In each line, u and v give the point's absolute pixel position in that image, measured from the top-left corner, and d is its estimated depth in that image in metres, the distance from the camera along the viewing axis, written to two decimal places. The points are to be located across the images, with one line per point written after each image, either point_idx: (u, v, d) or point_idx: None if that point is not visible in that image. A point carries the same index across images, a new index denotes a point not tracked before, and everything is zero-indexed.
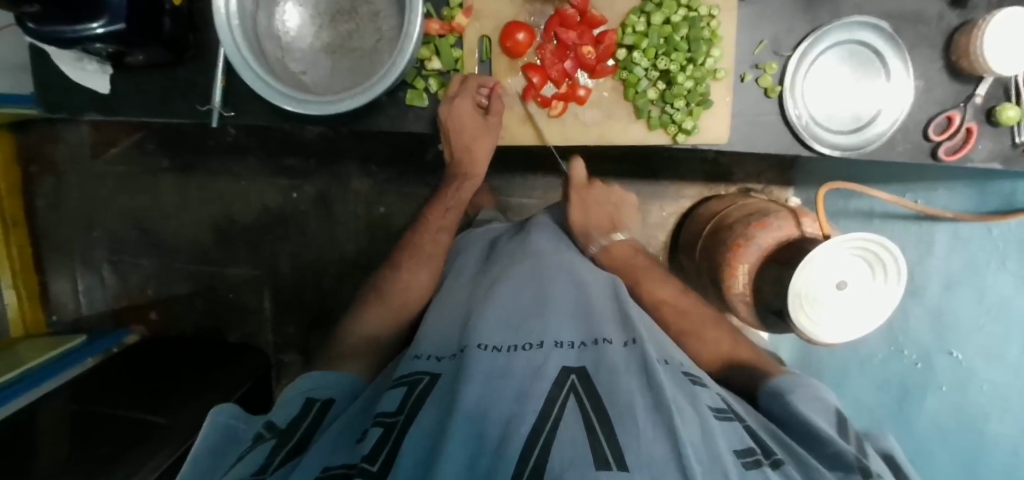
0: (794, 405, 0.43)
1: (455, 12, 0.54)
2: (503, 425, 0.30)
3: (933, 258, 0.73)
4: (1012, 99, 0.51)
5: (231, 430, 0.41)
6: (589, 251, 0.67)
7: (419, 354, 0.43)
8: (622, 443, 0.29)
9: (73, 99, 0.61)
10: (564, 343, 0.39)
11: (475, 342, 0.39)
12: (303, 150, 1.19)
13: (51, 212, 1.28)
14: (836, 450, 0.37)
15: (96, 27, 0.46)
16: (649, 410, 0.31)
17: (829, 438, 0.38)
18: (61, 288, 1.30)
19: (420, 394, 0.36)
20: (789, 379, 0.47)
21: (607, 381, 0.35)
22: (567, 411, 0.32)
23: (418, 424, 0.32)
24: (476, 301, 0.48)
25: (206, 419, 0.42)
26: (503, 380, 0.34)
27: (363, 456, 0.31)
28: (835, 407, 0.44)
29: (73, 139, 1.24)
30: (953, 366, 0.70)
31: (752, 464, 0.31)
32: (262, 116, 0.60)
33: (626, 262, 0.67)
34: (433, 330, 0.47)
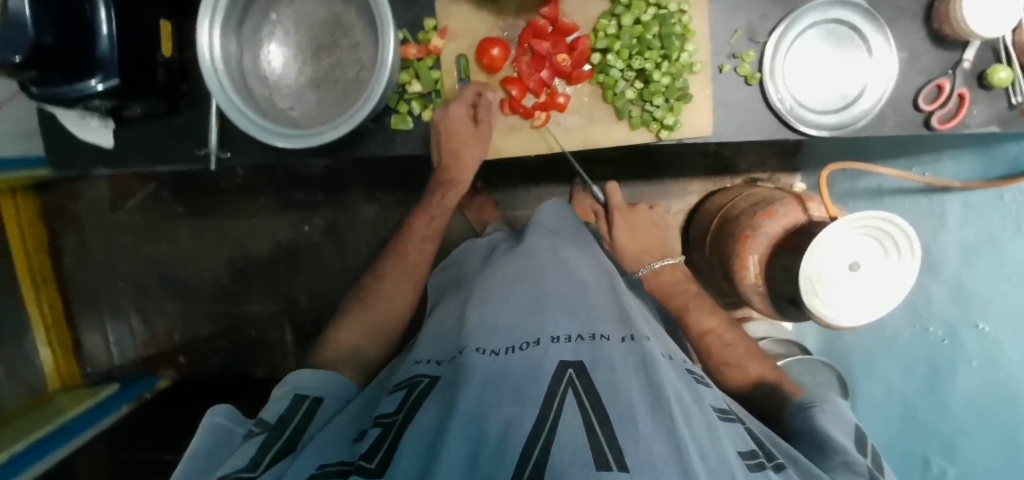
0: (815, 419, 0.43)
1: (430, 35, 0.55)
2: (502, 426, 0.30)
3: (948, 229, 0.71)
4: (1002, 60, 0.50)
5: (227, 430, 0.42)
6: (637, 274, 0.69)
7: (418, 359, 0.44)
8: (622, 442, 0.28)
9: (82, 156, 0.64)
10: (560, 338, 0.39)
11: (472, 345, 0.39)
12: (309, 183, 1.22)
13: (77, 267, 1.33)
14: (847, 459, 0.38)
15: (95, 84, 0.49)
16: (649, 409, 0.31)
17: (838, 448, 0.39)
18: (94, 340, 1.34)
19: (417, 396, 0.37)
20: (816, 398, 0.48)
21: (605, 378, 0.34)
22: (565, 408, 0.31)
23: (416, 425, 0.33)
24: (470, 303, 0.48)
25: (204, 417, 0.43)
26: (500, 381, 0.34)
27: (362, 454, 0.32)
28: (858, 425, 0.44)
29: (92, 195, 1.30)
30: (979, 339, 0.67)
31: (755, 466, 0.31)
32: (257, 153, 0.62)
33: (677, 284, 0.67)
34: (434, 339, 0.48)
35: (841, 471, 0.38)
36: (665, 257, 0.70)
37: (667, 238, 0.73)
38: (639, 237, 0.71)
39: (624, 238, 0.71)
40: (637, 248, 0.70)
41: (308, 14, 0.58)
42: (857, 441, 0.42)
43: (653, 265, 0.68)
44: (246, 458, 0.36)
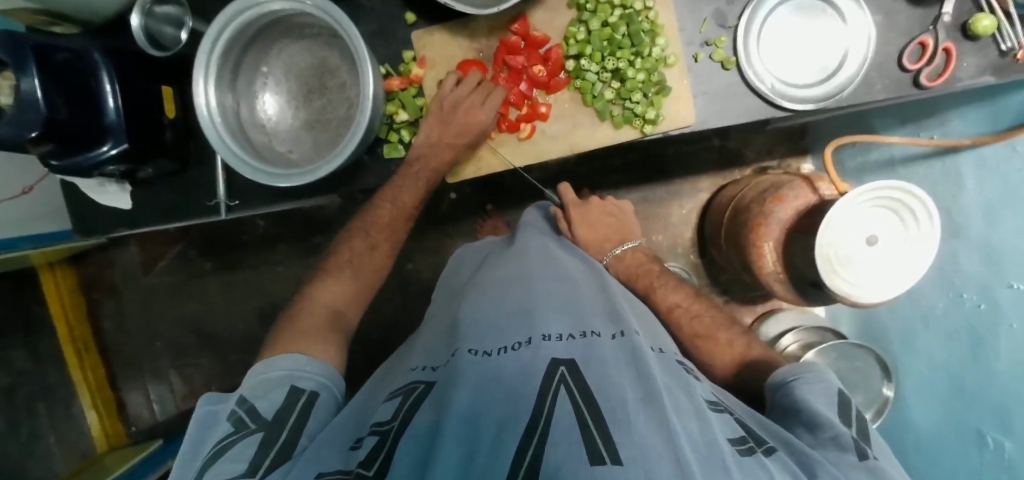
0: (798, 394, 0.40)
1: (410, 65, 0.58)
2: (496, 427, 0.30)
3: (966, 190, 0.68)
4: (983, 8, 0.49)
5: (210, 413, 0.44)
6: (604, 263, 0.66)
7: (416, 367, 0.45)
8: (615, 435, 0.27)
9: (104, 219, 0.69)
10: (552, 336, 0.38)
11: (466, 349, 0.40)
12: (326, 226, 1.27)
13: (115, 331, 1.38)
14: (835, 434, 0.36)
15: (107, 150, 0.54)
16: (641, 402, 0.31)
17: (827, 421, 0.37)
18: (136, 400, 1.37)
19: (413, 403, 0.38)
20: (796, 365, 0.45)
21: (596, 372, 0.34)
22: (558, 405, 0.31)
23: (412, 432, 0.33)
24: (462, 307, 0.48)
25: (195, 405, 0.46)
26: (494, 383, 0.34)
27: (358, 462, 0.33)
28: (839, 389, 0.42)
29: (126, 261, 1.37)
30: (1015, 297, 0.61)
31: (746, 452, 0.31)
32: (262, 200, 0.65)
33: (641, 266, 0.65)
34: (430, 347, 0.49)
35: (830, 446, 0.36)
36: (625, 241, 0.68)
37: (623, 220, 0.70)
38: (599, 227, 0.67)
39: (586, 233, 0.66)
40: (599, 239, 0.66)
41: (296, 60, 0.61)
42: (841, 408, 0.40)
43: (616, 252, 0.67)
44: (243, 462, 0.37)
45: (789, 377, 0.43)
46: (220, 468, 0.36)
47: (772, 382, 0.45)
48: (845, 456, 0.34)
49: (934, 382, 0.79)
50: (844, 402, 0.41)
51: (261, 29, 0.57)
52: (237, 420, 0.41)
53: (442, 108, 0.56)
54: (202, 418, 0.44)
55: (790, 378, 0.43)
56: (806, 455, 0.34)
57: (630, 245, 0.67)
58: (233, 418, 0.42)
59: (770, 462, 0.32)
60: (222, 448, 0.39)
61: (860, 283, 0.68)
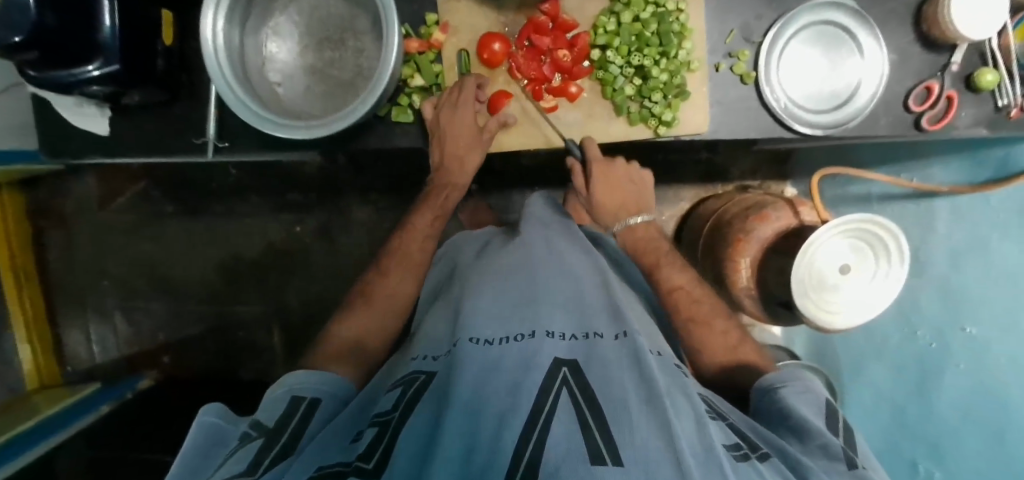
0: (788, 402, 0.43)
1: (432, 29, 0.56)
2: (497, 418, 0.31)
3: (937, 233, 0.73)
4: (988, 64, 0.52)
5: (215, 427, 0.40)
6: (613, 230, 0.68)
7: (418, 356, 0.46)
8: (617, 439, 0.28)
9: (76, 143, 0.64)
10: (555, 333, 0.40)
11: (467, 337, 0.41)
12: (303, 185, 1.22)
13: (61, 264, 1.30)
14: (825, 444, 0.38)
15: (91, 70, 0.50)
16: (643, 403, 0.32)
17: (816, 430, 0.39)
18: (74, 339, 1.31)
19: (414, 393, 0.38)
20: (783, 372, 0.48)
21: (596, 373, 0.35)
22: (559, 404, 0.32)
23: (412, 424, 0.34)
24: (466, 297, 0.49)
25: (194, 417, 0.41)
26: (494, 372, 0.36)
27: (358, 455, 0.33)
28: (827, 400, 0.45)
29: (81, 192, 1.28)
30: (967, 342, 0.68)
31: (741, 458, 0.33)
32: (255, 145, 0.62)
33: (647, 238, 0.67)
34: (431, 335, 0.49)
35: (819, 454, 0.38)
36: (637, 214, 0.68)
37: (643, 190, 0.69)
38: (616, 195, 0.67)
39: (603, 197, 0.67)
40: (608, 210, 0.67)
41: (326, 5, 0.58)
42: (827, 416, 0.43)
43: (627, 221, 0.68)
44: (243, 463, 0.34)
45: (777, 383, 0.46)
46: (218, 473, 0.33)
47: (760, 385, 0.47)
48: (835, 466, 0.36)
49: (878, 410, 0.85)
50: (832, 411, 0.44)
51: None
52: (241, 434, 0.39)
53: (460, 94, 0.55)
54: (205, 430, 0.40)
55: (778, 385, 0.46)
56: (797, 459, 0.36)
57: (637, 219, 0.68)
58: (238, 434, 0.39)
59: (764, 468, 0.33)
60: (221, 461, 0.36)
61: (830, 310, 0.72)
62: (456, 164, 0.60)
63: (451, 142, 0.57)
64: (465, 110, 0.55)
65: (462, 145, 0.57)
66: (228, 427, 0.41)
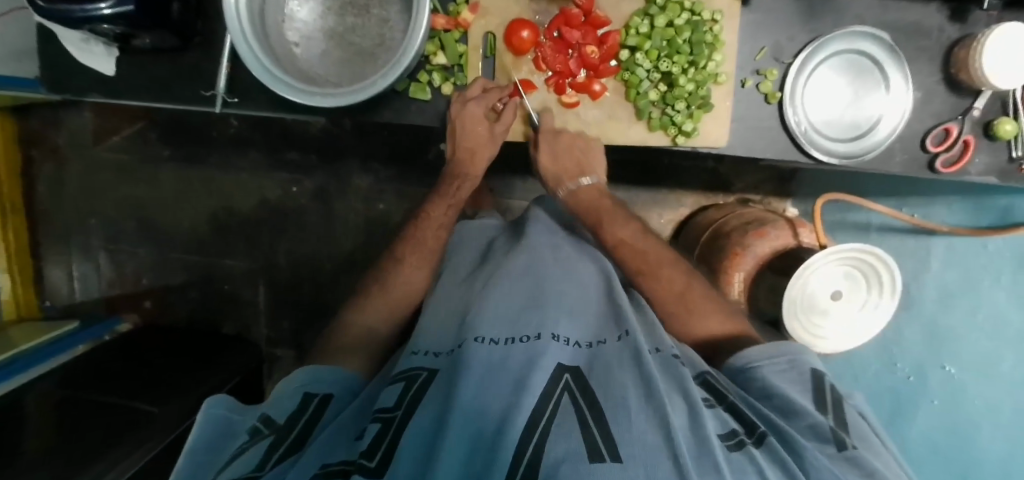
0: (770, 380, 0.44)
1: (461, 8, 0.54)
2: (500, 416, 0.33)
3: (930, 271, 0.75)
4: (1008, 113, 0.53)
5: (225, 420, 0.42)
6: (557, 193, 0.65)
7: (418, 350, 0.47)
8: (616, 434, 0.31)
9: (77, 79, 0.62)
10: (560, 338, 0.43)
11: (473, 336, 0.42)
12: (305, 145, 1.20)
13: (49, 196, 1.28)
14: (813, 425, 0.38)
15: (103, 7, 0.47)
16: (643, 401, 0.34)
17: (804, 410, 0.40)
18: (56, 273, 1.29)
19: (418, 389, 0.40)
20: (764, 345, 0.48)
21: (598, 379, 0.38)
22: (561, 408, 0.35)
23: (416, 420, 0.35)
24: (473, 296, 0.52)
25: (200, 410, 0.43)
26: (501, 372, 0.38)
27: (362, 452, 0.34)
28: (813, 372, 0.45)
29: (75, 125, 1.24)
30: (944, 379, 0.74)
31: (735, 446, 0.33)
32: (265, 105, 0.60)
33: (592, 202, 0.64)
34: (432, 329, 0.50)
35: (809, 435, 0.38)
36: (583, 176, 0.62)
37: (593, 150, 0.60)
38: (563, 160, 0.60)
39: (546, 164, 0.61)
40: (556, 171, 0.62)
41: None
42: (814, 391, 0.43)
43: (572, 186, 0.64)
44: (250, 462, 0.36)
45: (756, 361, 0.46)
46: (230, 469, 0.36)
47: (735, 361, 0.48)
48: (825, 448, 0.37)
49: None
50: (819, 384, 0.43)
51: None
52: (252, 429, 0.41)
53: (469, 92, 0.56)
54: (216, 422, 0.42)
55: (757, 363, 0.46)
56: (788, 436, 0.36)
57: (588, 180, 0.63)
58: (248, 429, 0.41)
59: (760, 455, 0.33)
60: (234, 454, 0.38)
61: (816, 334, 0.74)
62: (469, 155, 0.63)
63: (467, 128, 0.58)
64: (479, 105, 0.55)
65: (476, 131, 0.58)
66: (237, 418, 0.43)
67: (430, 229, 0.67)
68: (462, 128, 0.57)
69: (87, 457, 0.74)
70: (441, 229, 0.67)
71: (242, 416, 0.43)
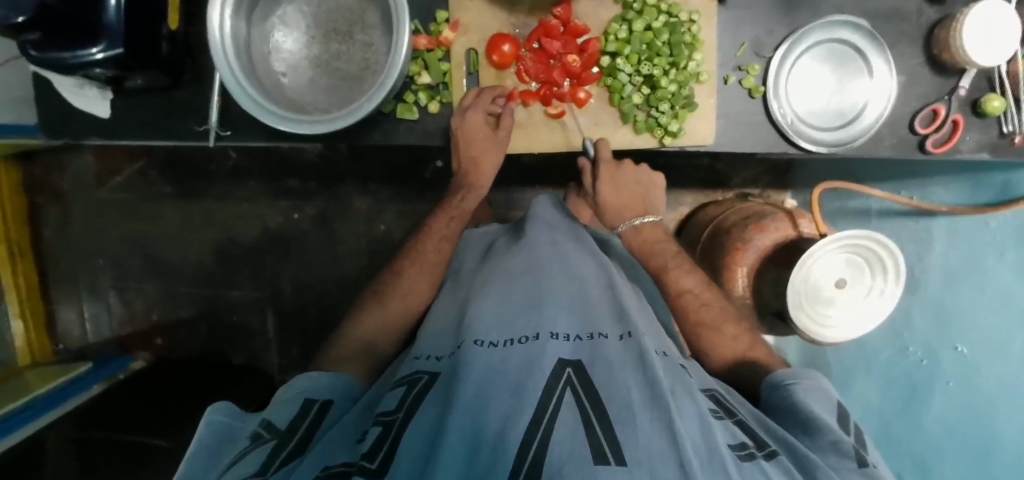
0: (797, 397, 0.43)
1: (442, 27, 0.55)
2: (502, 419, 0.33)
3: (932, 254, 0.74)
4: (995, 90, 0.53)
5: (227, 428, 0.42)
6: (617, 230, 0.67)
7: (421, 355, 0.47)
8: (620, 435, 0.31)
9: (74, 123, 0.64)
10: (559, 335, 0.43)
11: (472, 339, 0.43)
12: (303, 171, 1.21)
13: (56, 240, 1.29)
14: (836, 441, 0.38)
15: (96, 51, 0.49)
16: (646, 403, 0.34)
17: (827, 427, 0.39)
18: (68, 315, 1.31)
19: (418, 392, 0.40)
20: (794, 370, 0.49)
21: (600, 374, 0.38)
22: (563, 402, 0.35)
23: (417, 422, 0.36)
24: (472, 298, 0.52)
25: (204, 415, 0.43)
26: (500, 374, 0.38)
27: (362, 455, 0.35)
28: (836, 401, 0.45)
29: (78, 168, 1.26)
30: (957, 361, 0.70)
31: (746, 457, 0.33)
32: (257, 136, 0.61)
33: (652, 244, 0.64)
34: (434, 332, 0.51)
35: (830, 450, 0.38)
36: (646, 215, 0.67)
37: (650, 192, 0.69)
38: (623, 194, 0.67)
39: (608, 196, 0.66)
40: (617, 207, 0.67)
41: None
42: (838, 416, 0.43)
43: (633, 223, 0.66)
44: (254, 464, 0.36)
45: (788, 381, 0.46)
46: (235, 469, 0.36)
47: (771, 380, 0.48)
48: (844, 463, 0.36)
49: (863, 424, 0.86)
50: (842, 414, 0.43)
51: None
52: (253, 434, 0.41)
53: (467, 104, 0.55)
54: (216, 430, 0.42)
55: (789, 382, 0.46)
56: (803, 455, 0.36)
57: (648, 220, 0.66)
58: (249, 434, 0.41)
59: (771, 469, 0.33)
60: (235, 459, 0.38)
61: (824, 324, 0.73)
62: (473, 167, 0.62)
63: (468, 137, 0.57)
64: (476, 111, 0.55)
65: (478, 139, 0.57)
66: (237, 425, 0.43)
67: (432, 240, 0.67)
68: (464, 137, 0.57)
69: None
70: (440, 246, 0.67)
71: (245, 424, 0.43)
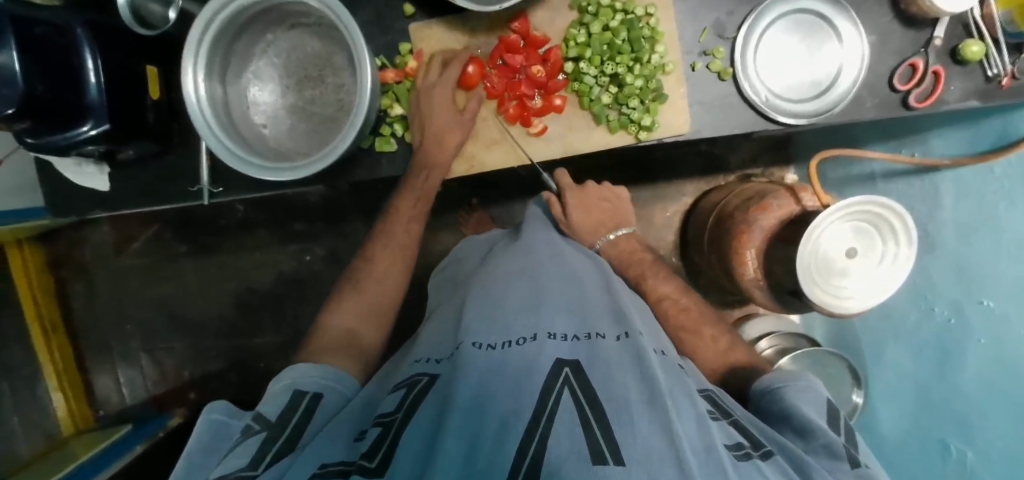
0: (787, 400, 0.42)
1: (406, 58, 0.57)
2: (500, 420, 0.33)
3: (943, 209, 0.71)
4: (973, 35, 0.51)
5: (223, 425, 0.43)
6: (596, 248, 0.67)
7: (420, 358, 0.48)
8: (618, 436, 0.30)
9: (79, 200, 0.67)
10: (557, 335, 0.43)
11: (470, 341, 0.43)
12: (309, 214, 1.24)
13: (86, 312, 1.34)
14: (829, 444, 0.36)
15: (87, 129, 0.52)
16: (645, 404, 0.33)
17: (819, 429, 0.38)
18: (104, 383, 1.35)
19: (419, 392, 0.40)
20: (780, 371, 0.48)
21: (598, 372, 0.37)
22: (562, 401, 0.34)
23: (415, 423, 0.36)
24: (467, 303, 0.52)
25: (200, 415, 0.44)
26: (499, 373, 0.38)
27: (362, 454, 0.35)
28: (825, 397, 0.44)
29: (98, 240, 1.32)
30: (985, 314, 0.66)
31: (743, 457, 0.32)
32: (246, 187, 0.63)
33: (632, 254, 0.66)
34: (433, 339, 0.52)
35: (822, 454, 0.37)
36: (619, 228, 0.69)
37: (616, 206, 0.70)
38: (592, 213, 0.67)
39: (581, 219, 0.67)
40: (591, 224, 0.67)
41: (303, 44, 0.59)
42: (829, 414, 0.41)
43: (607, 237, 0.67)
44: (245, 459, 0.37)
45: (776, 383, 0.44)
46: (227, 463, 0.37)
47: (758, 386, 0.46)
48: (838, 465, 0.35)
49: (903, 392, 0.82)
50: (832, 411, 0.42)
51: (262, 11, 0.55)
52: (245, 427, 0.42)
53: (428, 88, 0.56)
54: (213, 427, 0.43)
55: (778, 385, 0.44)
56: (799, 458, 0.35)
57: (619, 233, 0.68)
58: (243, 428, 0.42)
59: (768, 468, 0.32)
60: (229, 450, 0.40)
61: (841, 296, 0.70)
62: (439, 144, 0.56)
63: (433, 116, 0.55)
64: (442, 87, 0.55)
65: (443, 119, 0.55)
66: (233, 421, 0.44)
67: (399, 222, 0.68)
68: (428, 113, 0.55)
69: None
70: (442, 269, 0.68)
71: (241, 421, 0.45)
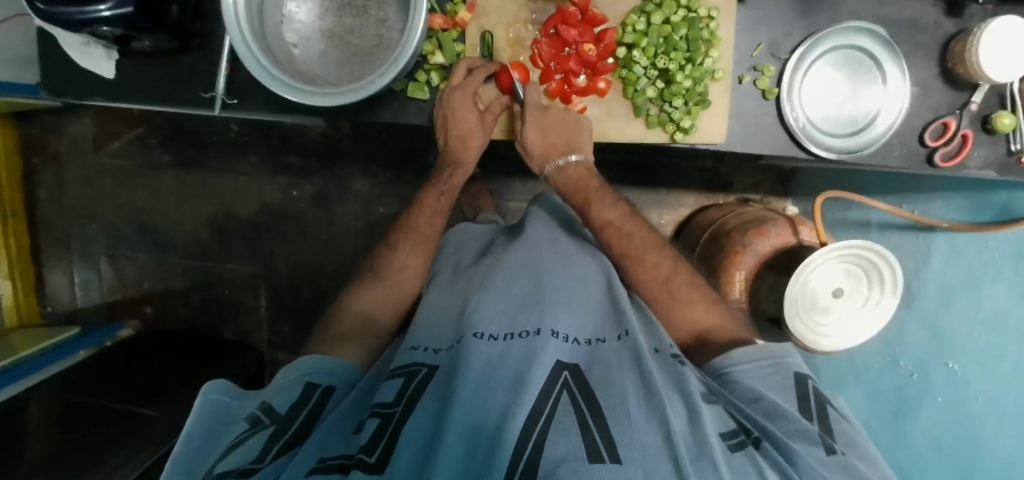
0: (752, 384, 0.43)
1: (458, 7, 0.55)
2: (500, 412, 0.33)
3: (930, 268, 0.74)
4: (1007, 107, 0.53)
5: (223, 406, 0.43)
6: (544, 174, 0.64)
7: (417, 346, 0.47)
8: (616, 435, 0.31)
9: (77, 83, 0.63)
10: (559, 334, 0.43)
11: (472, 332, 0.42)
12: (305, 149, 1.20)
13: (50, 203, 1.28)
14: (802, 429, 0.38)
15: (103, 9, 0.48)
16: (642, 401, 0.34)
17: (792, 414, 0.39)
18: (58, 280, 1.30)
19: (417, 387, 0.40)
20: (752, 347, 0.48)
21: (598, 376, 0.38)
22: (560, 405, 0.34)
23: (416, 417, 0.35)
24: (474, 289, 0.52)
25: (199, 394, 0.43)
26: (500, 366, 0.38)
27: (361, 447, 0.34)
28: (794, 370, 0.45)
29: (75, 132, 1.24)
30: (948, 376, 0.71)
31: (736, 446, 0.34)
32: (265, 107, 0.61)
33: (580, 181, 0.62)
34: (432, 327, 0.51)
35: (796, 437, 0.38)
36: (569, 153, 0.60)
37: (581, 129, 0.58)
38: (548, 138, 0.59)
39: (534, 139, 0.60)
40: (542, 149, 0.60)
41: None
42: (797, 394, 0.43)
43: (560, 163, 0.61)
44: (252, 453, 0.36)
45: (741, 363, 0.46)
46: (232, 457, 0.36)
47: (721, 364, 0.48)
48: (814, 451, 0.36)
49: None
50: (802, 384, 0.44)
51: None
52: (253, 418, 0.41)
53: (459, 104, 0.56)
54: (214, 407, 0.42)
55: (745, 365, 0.46)
56: (780, 439, 0.36)
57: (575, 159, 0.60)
58: (248, 416, 0.42)
59: (760, 456, 0.34)
60: (234, 443, 0.38)
61: (819, 333, 0.73)
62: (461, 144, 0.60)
63: (457, 118, 0.57)
64: (464, 91, 0.55)
65: (466, 120, 0.58)
66: (235, 403, 0.44)
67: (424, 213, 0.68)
68: (453, 117, 0.57)
69: (86, 464, 0.73)
70: (429, 223, 0.68)
71: (239, 401, 0.44)
